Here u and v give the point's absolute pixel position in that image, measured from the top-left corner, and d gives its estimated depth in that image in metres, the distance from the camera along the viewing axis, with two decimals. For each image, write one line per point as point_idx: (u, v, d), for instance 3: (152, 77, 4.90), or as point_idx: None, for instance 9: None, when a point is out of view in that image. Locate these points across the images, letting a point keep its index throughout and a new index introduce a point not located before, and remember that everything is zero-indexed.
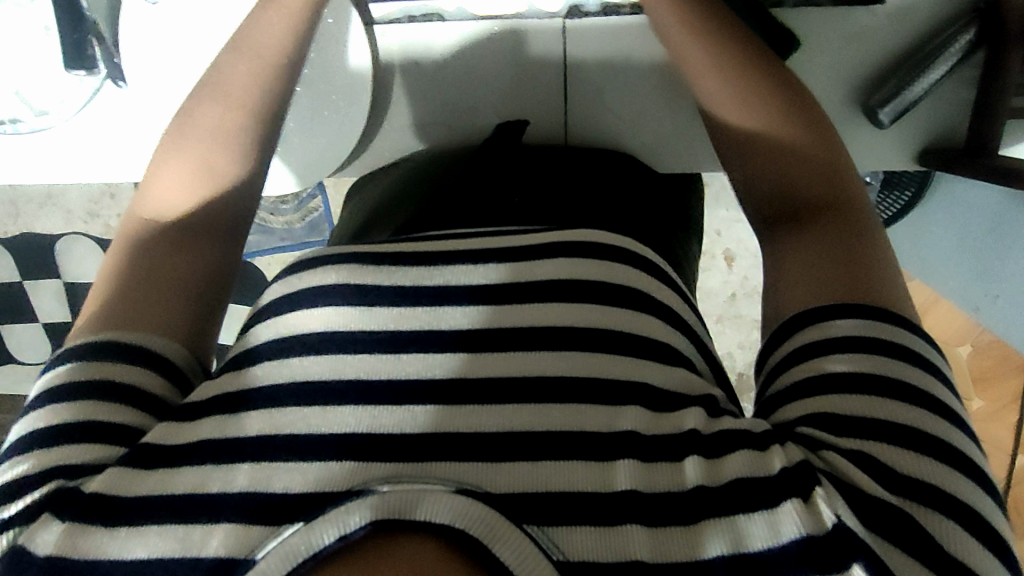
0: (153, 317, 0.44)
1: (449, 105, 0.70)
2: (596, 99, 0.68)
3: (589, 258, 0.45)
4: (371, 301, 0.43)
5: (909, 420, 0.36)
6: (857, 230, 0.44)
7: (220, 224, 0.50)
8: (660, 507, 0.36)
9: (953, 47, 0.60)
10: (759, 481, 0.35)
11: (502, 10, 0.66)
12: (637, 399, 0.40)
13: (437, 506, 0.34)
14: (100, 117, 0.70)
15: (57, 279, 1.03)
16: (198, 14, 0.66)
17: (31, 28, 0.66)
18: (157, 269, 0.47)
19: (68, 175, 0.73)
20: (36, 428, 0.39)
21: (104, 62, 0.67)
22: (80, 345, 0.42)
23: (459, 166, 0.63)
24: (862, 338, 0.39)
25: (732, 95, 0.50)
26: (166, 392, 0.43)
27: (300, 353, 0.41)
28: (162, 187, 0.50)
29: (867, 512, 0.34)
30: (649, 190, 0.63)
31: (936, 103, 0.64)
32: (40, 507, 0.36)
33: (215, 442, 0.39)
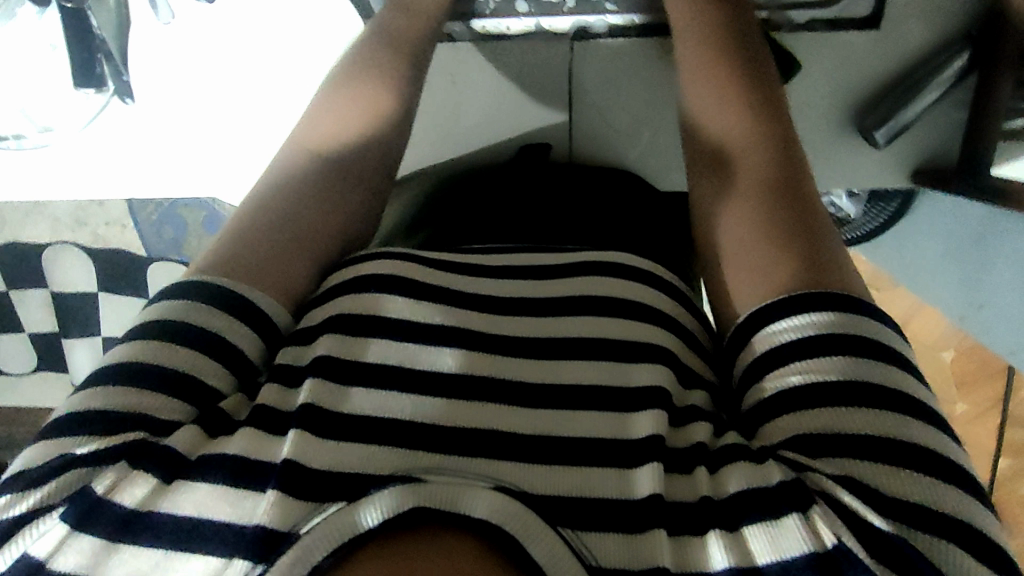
0: (275, 272, 0.44)
1: (455, 119, 0.70)
2: (599, 115, 0.70)
3: (613, 277, 0.46)
4: (418, 293, 0.43)
5: (899, 433, 0.35)
6: (800, 209, 0.45)
7: (341, 177, 0.50)
8: (681, 517, 0.36)
9: (946, 73, 0.62)
10: (762, 492, 0.35)
11: (513, 28, 0.66)
12: (655, 404, 0.40)
13: (479, 501, 0.34)
14: (109, 135, 0.70)
15: (45, 289, 1.02)
16: (220, 37, 0.67)
17: (37, 45, 0.63)
18: (283, 219, 0.46)
19: (69, 189, 0.72)
20: (114, 362, 0.38)
21: (112, 79, 0.66)
22: (189, 283, 0.41)
23: (472, 183, 0.65)
24: (824, 339, 0.38)
25: (702, 75, 0.54)
26: (259, 359, 0.43)
27: (373, 336, 0.42)
28: (316, 133, 0.51)
29: (867, 538, 0.33)
30: (649, 205, 0.63)
31: (928, 125, 0.67)
32: (118, 453, 0.35)
33: (269, 410, 0.39)
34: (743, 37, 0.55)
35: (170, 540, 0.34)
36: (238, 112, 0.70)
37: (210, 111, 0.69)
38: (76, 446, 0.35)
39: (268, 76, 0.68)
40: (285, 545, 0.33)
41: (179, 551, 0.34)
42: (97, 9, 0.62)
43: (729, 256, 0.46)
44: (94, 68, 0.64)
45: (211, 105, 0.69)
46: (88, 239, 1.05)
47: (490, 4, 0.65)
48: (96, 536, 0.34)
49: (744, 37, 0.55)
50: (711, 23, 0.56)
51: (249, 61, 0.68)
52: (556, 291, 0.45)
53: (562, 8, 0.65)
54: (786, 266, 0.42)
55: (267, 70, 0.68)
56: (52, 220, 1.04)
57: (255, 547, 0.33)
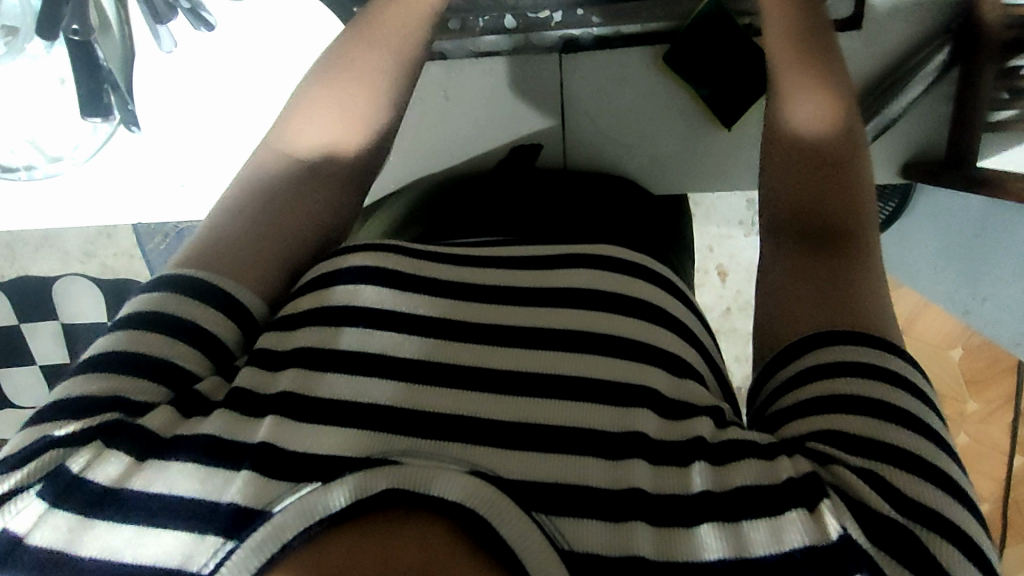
0: (253, 267, 0.45)
1: (453, 133, 0.72)
2: (591, 124, 0.71)
3: (611, 272, 0.45)
4: (401, 285, 0.43)
5: (917, 449, 0.35)
6: (869, 271, 0.42)
7: (337, 178, 0.50)
8: (668, 510, 0.35)
9: (929, 67, 0.63)
10: (766, 490, 0.34)
11: (503, 46, 0.69)
12: (644, 403, 0.40)
13: (450, 483, 0.34)
14: (114, 163, 0.72)
15: (56, 320, 1.03)
16: (224, 61, 0.69)
17: (46, 79, 0.65)
18: (270, 218, 0.47)
19: (72, 217, 0.74)
20: (103, 352, 0.39)
21: (119, 110, 0.68)
22: (171, 278, 0.42)
23: (467, 193, 0.66)
24: (882, 369, 0.37)
25: (794, 104, 0.48)
26: (234, 343, 0.43)
27: (350, 325, 0.41)
28: (297, 134, 0.50)
29: (874, 527, 0.33)
30: (641, 209, 0.65)
31: (917, 119, 0.67)
32: (95, 434, 0.36)
33: (246, 393, 0.40)
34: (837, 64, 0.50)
35: (143, 516, 0.34)
36: (251, 129, 0.71)
37: (216, 133, 0.71)
38: (55, 429, 0.36)
39: (276, 93, 0.70)
40: (257, 522, 0.33)
41: (151, 527, 0.34)
42: (103, 43, 0.64)
43: (778, 276, 0.44)
44: (103, 99, 0.65)
45: (214, 129, 0.71)
46: (97, 270, 1.07)
47: (480, 22, 0.67)
48: (70, 513, 0.34)
49: (839, 64, 0.50)
50: (809, 41, 0.50)
51: (257, 82, 0.69)
52: (544, 279, 0.45)
53: (549, 24, 0.67)
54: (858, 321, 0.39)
55: (280, 91, 0.69)
56: (62, 253, 1.07)
57: (225, 523, 0.33)
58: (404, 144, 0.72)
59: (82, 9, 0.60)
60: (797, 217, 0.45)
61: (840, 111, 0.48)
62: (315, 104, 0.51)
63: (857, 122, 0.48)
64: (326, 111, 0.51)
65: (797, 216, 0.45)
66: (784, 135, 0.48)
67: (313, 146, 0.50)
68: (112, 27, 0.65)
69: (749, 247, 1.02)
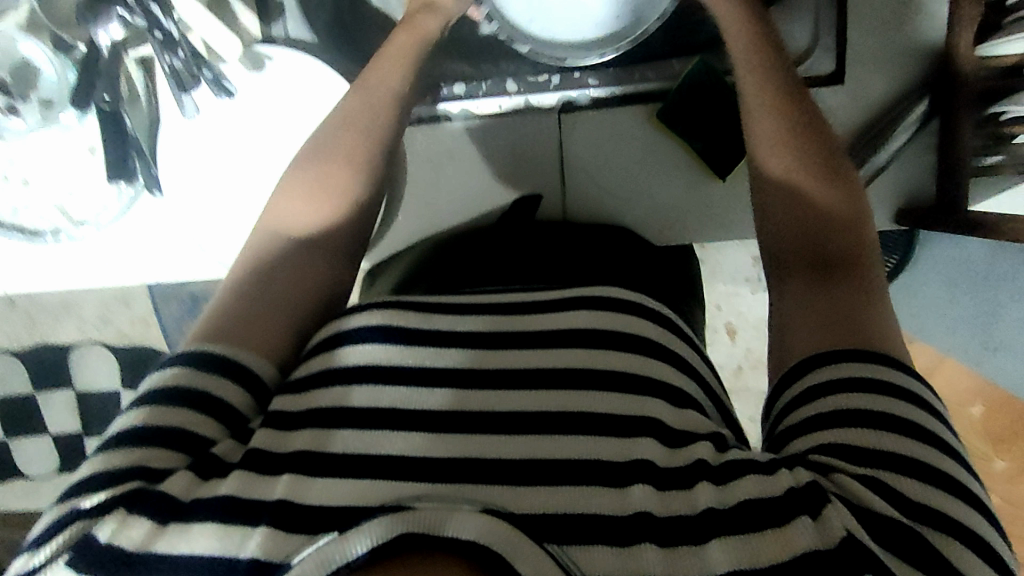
0: (256, 324, 0.46)
1: (457, 191, 0.74)
2: (592, 182, 0.73)
3: (615, 312, 0.45)
4: (409, 340, 0.43)
5: (917, 454, 0.35)
6: (870, 289, 0.44)
7: (337, 246, 0.53)
8: (673, 530, 0.35)
9: (909, 117, 0.65)
10: (768, 502, 0.35)
11: (503, 106, 0.72)
12: (647, 431, 0.40)
13: (465, 523, 0.32)
14: (133, 228, 0.75)
15: (70, 388, 1.06)
16: (239, 129, 0.71)
17: (77, 148, 0.72)
18: (278, 284, 0.49)
19: (89, 277, 0.77)
20: (126, 426, 0.40)
21: (142, 174, 0.71)
22: (192, 352, 0.43)
23: (473, 244, 0.68)
24: (883, 382, 0.37)
25: (773, 140, 0.51)
26: (249, 407, 0.43)
27: (359, 382, 0.41)
28: (292, 209, 0.53)
29: (875, 526, 0.33)
30: (647, 262, 0.66)
31: (908, 167, 0.68)
32: (115, 503, 0.36)
33: (262, 452, 0.39)
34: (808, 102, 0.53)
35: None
36: (259, 193, 0.72)
37: (232, 201, 0.73)
38: (80, 501, 0.37)
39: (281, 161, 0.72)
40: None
41: None
42: (132, 112, 0.69)
43: (784, 306, 0.45)
44: (127, 163, 0.70)
45: (222, 195, 0.73)
46: (116, 337, 1.07)
47: (483, 87, 0.72)
48: None
49: (809, 100, 0.53)
50: (780, 83, 0.53)
51: (262, 147, 0.71)
52: (545, 321, 0.45)
53: (547, 86, 0.72)
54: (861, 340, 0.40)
55: (279, 148, 0.71)
56: (80, 321, 1.06)
57: None
58: (413, 206, 0.75)
59: (112, 81, 0.67)
60: (795, 248, 0.47)
61: (819, 143, 0.50)
62: (305, 187, 0.54)
63: (837, 151, 0.51)
64: (326, 175, 0.55)
65: (791, 250, 0.47)
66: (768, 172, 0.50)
67: (320, 214, 0.53)
68: (141, 100, 0.68)
69: (757, 302, 1.02)
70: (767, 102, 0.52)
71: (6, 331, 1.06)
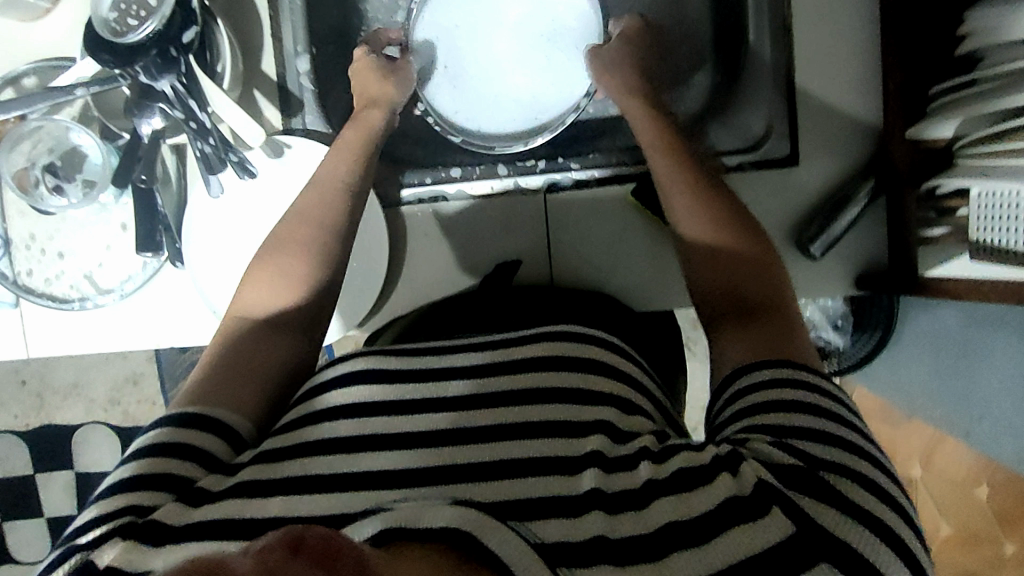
0: (231, 392, 0.49)
1: (451, 264, 0.79)
2: (578, 254, 0.79)
3: (577, 342, 0.48)
4: (388, 378, 0.46)
5: (819, 426, 0.41)
6: (787, 324, 0.51)
7: (301, 324, 0.57)
8: (619, 500, 0.39)
9: (858, 194, 0.73)
10: (696, 470, 0.40)
11: (490, 185, 0.79)
12: (599, 430, 0.43)
13: (439, 515, 0.35)
14: (150, 297, 0.81)
15: (70, 469, 1.14)
16: (250, 208, 0.78)
17: (112, 226, 0.80)
18: (240, 357, 0.52)
19: (103, 343, 0.82)
20: (117, 479, 0.42)
21: (168, 248, 0.78)
22: (169, 415, 0.46)
23: (451, 301, 0.70)
24: (787, 379, 0.45)
25: (691, 211, 0.60)
26: (225, 451, 0.46)
27: (339, 418, 0.44)
28: (256, 296, 0.58)
29: (787, 475, 0.38)
30: (629, 324, 0.69)
31: (866, 240, 0.75)
32: (107, 534, 0.39)
33: (255, 483, 0.41)
34: (713, 178, 0.63)
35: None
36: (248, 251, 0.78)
37: (227, 259, 0.78)
38: (78, 540, 0.40)
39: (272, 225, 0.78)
40: None
41: None
42: (163, 193, 0.78)
43: (718, 350, 0.51)
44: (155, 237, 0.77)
45: (230, 263, 0.78)
46: (120, 418, 1.13)
47: (477, 171, 0.80)
48: None
49: (714, 177, 0.63)
50: (689, 161, 0.64)
51: (261, 214, 0.78)
52: (514, 353, 0.47)
53: (536, 170, 0.79)
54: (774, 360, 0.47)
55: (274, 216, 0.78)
56: (88, 401, 1.13)
57: None
58: (414, 279, 0.79)
59: (150, 164, 0.74)
60: (724, 300, 0.55)
61: (729, 211, 0.60)
62: (298, 243, 0.61)
63: (746, 215, 0.60)
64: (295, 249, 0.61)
65: (721, 301, 0.55)
66: (691, 240, 0.59)
67: (284, 291, 0.59)
68: (171, 183, 0.79)
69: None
70: (681, 186, 0.62)
71: (16, 411, 1.14)
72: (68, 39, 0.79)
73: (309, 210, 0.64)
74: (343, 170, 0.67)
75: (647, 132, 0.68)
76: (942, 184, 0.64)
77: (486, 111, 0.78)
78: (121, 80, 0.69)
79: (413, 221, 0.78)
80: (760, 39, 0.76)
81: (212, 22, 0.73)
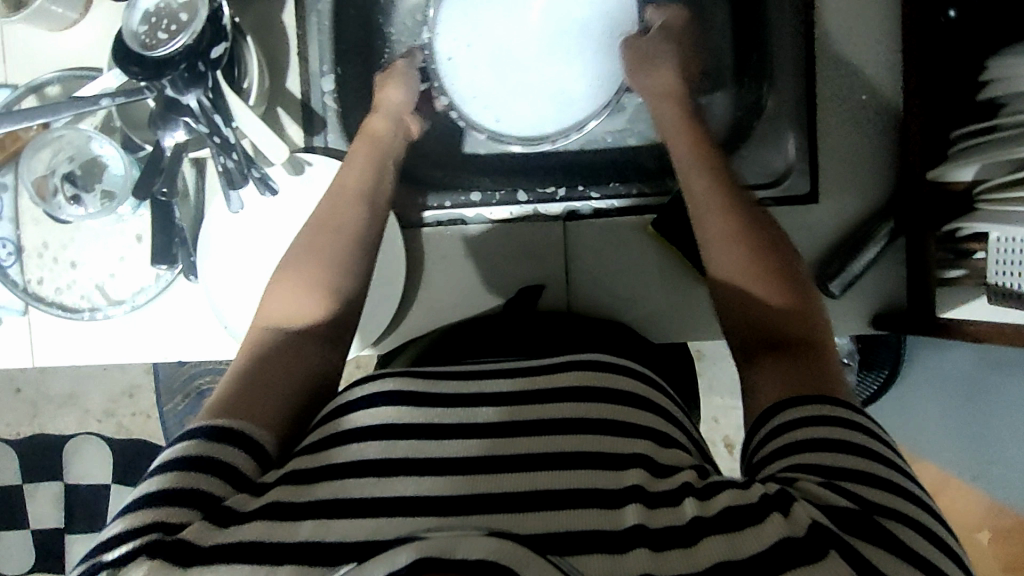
0: (258, 406, 0.48)
1: (467, 288, 0.79)
2: (594, 283, 0.78)
3: (605, 371, 0.48)
4: (419, 402, 0.45)
5: (866, 467, 0.41)
6: (822, 358, 0.51)
7: (331, 332, 0.57)
8: (664, 537, 0.38)
9: (878, 234, 0.73)
10: (744, 509, 0.39)
11: (509, 211, 0.80)
12: (638, 464, 0.43)
13: (475, 546, 0.34)
14: (166, 309, 0.81)
15: (60, 481, 1.12)
16: (269, 224, 0.78)
17: (127, 237, 0.80)
18: (268, 369, 0.52)
19: (114, 354, 0.81)
20: (142, 492, 0.42)
21: (182, 261, 0.77)
22: (201, 427, 0.45)
23: (468, 325, 0.70)
24: (828, 417, 0.44)
25: (726, 232, 0.58)
26: (252, 467, 0.45)
27: (370, 440, 0.43)
28: (283, 303, 0.57)
29: (841, 519, 0.38)
30: (648, 352, 0.69)
31: (884, 280, 0.75)
32: (136, 551, 0.38)
33: (279, 504, 0.40)
34: (749, 198, 0.62)
35: None
36: (265, 264, 0.78)
37: (245, 272, 0.78)
38: (104, 554, 0.39)
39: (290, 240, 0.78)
40: None
41: None
42: (182, 208, 0.78)
43: (753, 381, 0.51)
44: (172, 249, 0.76)
45: (248, 276, 0.77)
46: (114, 430, 1.11)
47: (496, 198, 0.81)
48: None
49: (750, 198, 0.62)
50: (724, 183, 0.62)
51: (280, 232, 0.78)
52: (541, 382, 0.47)
53: (555, 198, 0.80)
54: (812, 395, 0.46)
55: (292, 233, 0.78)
56: (82, 412, 1.12)
57: None
58: (427, 303, 0.79)
59: (171, 176, 0.72)
60: (756, 330, 0.54)
61: (765, 234, 0.58)
62: (318, 262, 0.60)
63: (781, 239, 0.59)
64: (314, 263, 0.60)
65: (756, 331, 0.54)
66: (723, 263, 0.58)
67: (316, 295, 0.58)
68: (190, 197, 0.79)
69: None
70: (716, 205, 0.60)
71: (8, 419, 1.13)
72: (93, 51, 0.80)
73: (327, 227, 0.62)
74: (363, 191, 0.67)
75: (682, 151, 0.66)
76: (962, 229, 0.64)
77: (503, 102, 0.78)
78: (147, 93, 0.67)
79: (432, 244, 0.79)
80: (783, 78, 0.77)
81: (242, 42, 0.73)
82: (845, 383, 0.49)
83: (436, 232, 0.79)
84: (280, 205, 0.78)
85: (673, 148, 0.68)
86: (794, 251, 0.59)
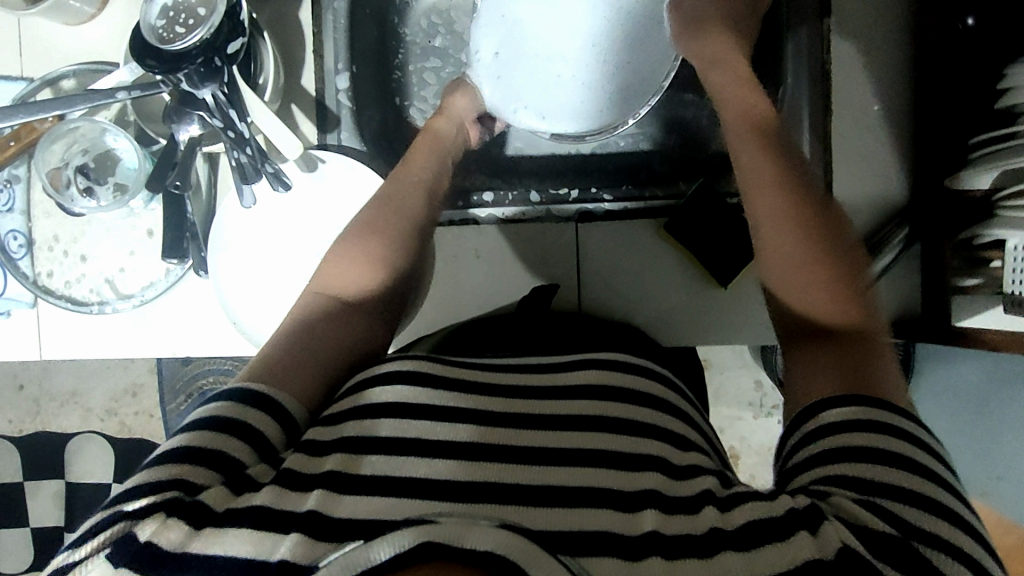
0: (293, 378, 0.48)
1: (478, 289, 0.79)
2: (604, 285, 0.78)
3: (619, 372, 0.48)
4: (433, 383, 0.44)
5: (903, 481, 0.40)
6: (869, 349, 0.49)
7: (369, 310, 0.57)
8: (681, 542, 0.38)
9: (892, 241, 0.71)
10: (769, 522, 0.39)
11: (523, 211, 0.80)
12: (655, 467, 0.43)
13: (484, 537, 0.33)
14: (176, 304, 0.80)
15: (60, 479, 1.11)
16: (293, 221, 0.78)
17: (137, 232, 0.79)
18: (308, 341, 0.51)
19: (120, 350, 0.81)
20: (167, 448, 0.41)
21: (192, 255, 0.78)
22: (221, 391, 0.45)
23: (480, 322, 0.69)
24: (869, 421, 0.43)
25: (776, 209, 0.56)
26: (279, 441, 0.45)
27: (382, 417, 0.43)
28: (331, 276, 0.58)
29: (875, 544, 0.37)
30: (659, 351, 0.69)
31: (897, 286, 0.75)
32: (155, 506, 0.38)
33: (294, 473, 0.40)
34: (800, 172, 0.59)
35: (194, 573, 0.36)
36: (285, 259, 0.78)
37: (269, 267, 0.78)
38: (123, 504, 0.38)
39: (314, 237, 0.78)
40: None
41: None
42: (194, 205, 0.78)
43: (797, 369, 0.50)
44: (182, 244, 0.76)
45: (267, 270, 0.78)
46: (116, 428, 1.10)
47: (509, 197, 0.81)
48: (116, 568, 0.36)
49: (800, 173, 0.59)
50: (774, 158, 0.59)
51: (301, 226, 0.78)
52: (560, 378, 0.47)
53: (568, 199, 0.81)
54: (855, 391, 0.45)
55: (312, 229, 0.78)
56: (84, 410, 1.11)
57: None
58: (436, 303, 0.79)
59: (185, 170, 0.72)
60: (800, 318, 0.53)
61: (817, 212, 0.56)
62: (343, 256, 0.60)
63: (834, 216, 0.57)
64: (347, 255, 0.60)
65: (800, 318, 0.53)
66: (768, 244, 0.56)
67: (357, 279, 0.58)
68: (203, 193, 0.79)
69: (758, 428, 1.02)
70: (767, 181, 0.58)
71: (10, 417, 1.12)
72: (108, 47, 0.80)
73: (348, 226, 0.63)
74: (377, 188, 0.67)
75: (736, 129, 0.63)
76: (980, 235, 0.64)
77: (547, 96, 0.72)
78: (162, 87, 0.67)
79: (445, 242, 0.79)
80: (798, 84, 0.76)
81: (259, 37, 0.74)
82: (891, 376, 0.48)
83: (447, 232, 0.79)
84: (302, 199, 0.78)
85: (726, 117, 0.65)
86: (846, 227, 0.57)
